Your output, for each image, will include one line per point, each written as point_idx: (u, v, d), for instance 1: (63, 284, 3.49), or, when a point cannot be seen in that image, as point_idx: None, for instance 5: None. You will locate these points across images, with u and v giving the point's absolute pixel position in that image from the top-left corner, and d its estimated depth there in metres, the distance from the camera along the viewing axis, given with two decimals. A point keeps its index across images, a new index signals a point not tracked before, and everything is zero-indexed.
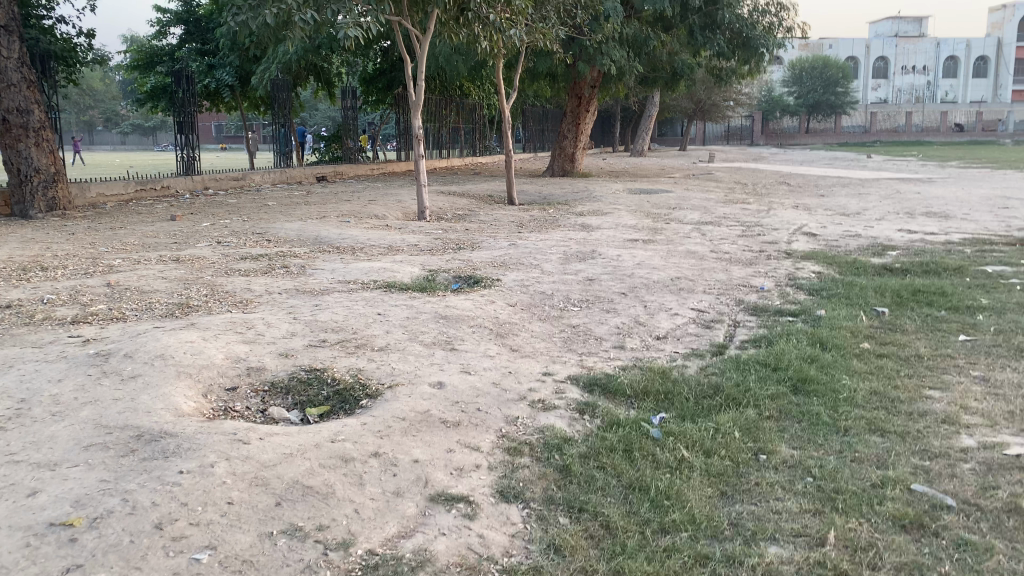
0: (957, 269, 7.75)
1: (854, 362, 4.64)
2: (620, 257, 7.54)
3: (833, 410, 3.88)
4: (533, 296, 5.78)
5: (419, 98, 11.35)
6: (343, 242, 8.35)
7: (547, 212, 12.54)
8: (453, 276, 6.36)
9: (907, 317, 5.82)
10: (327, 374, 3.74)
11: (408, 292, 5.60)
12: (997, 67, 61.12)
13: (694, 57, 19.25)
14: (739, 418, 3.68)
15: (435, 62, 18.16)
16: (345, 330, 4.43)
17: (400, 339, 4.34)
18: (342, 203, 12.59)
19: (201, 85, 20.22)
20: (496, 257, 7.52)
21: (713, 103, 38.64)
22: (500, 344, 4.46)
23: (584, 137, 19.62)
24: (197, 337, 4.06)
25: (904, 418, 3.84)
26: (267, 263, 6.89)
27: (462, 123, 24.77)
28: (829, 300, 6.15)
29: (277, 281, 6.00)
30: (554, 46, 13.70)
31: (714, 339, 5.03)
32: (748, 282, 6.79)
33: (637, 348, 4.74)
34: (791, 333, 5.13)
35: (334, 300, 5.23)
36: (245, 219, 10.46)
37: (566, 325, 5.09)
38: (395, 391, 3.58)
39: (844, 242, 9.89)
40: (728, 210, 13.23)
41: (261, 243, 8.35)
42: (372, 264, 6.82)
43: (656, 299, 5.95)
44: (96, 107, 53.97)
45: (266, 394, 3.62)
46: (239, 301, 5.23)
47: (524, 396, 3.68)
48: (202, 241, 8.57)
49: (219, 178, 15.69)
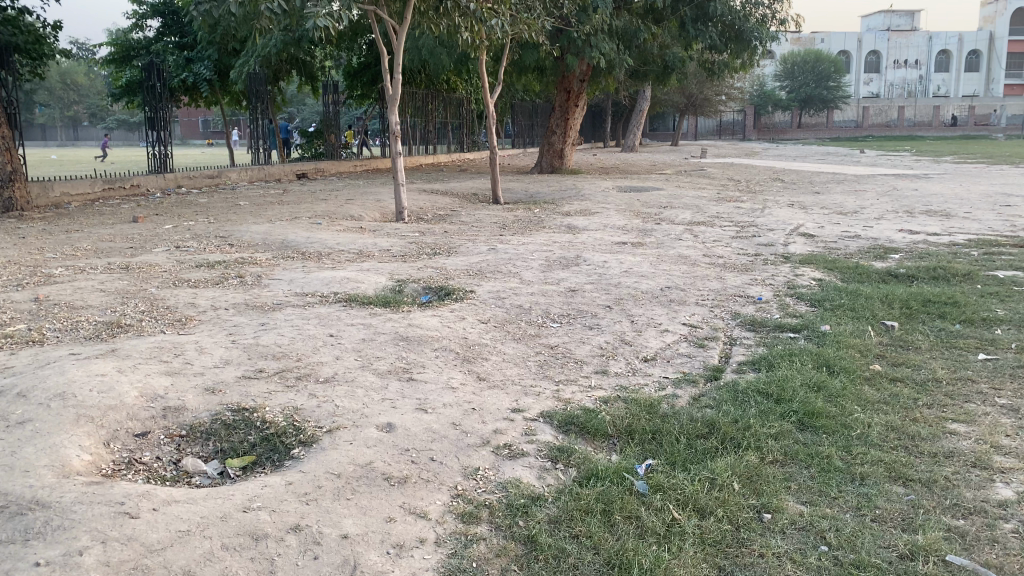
0: (967, 275, 7.28)
1: (865, 389, 4.13)
2: (606, 263, 7.04)
3: (845, 453, 3.36)
4: (508, 310, 5.25)
5: (397, 92, 10.77)
6: (310, 246, 7.82)
7: (531, 211, 12.04)
8: (422, 287, 5.83)
9: (919, 331, 5.32)
10: (257, 415, 3.19)
11: (370, 307, 5.07)
12: (990, 61, 60.79)
13: (686, 50, 18.72)
14: (737, 464, 3.16)
15: (418, 53, 17.66)
16: (288, 357, 3.89)
17: (350, 368, 3.79)
18: (317, 202, 12.06)
19: (178, 79, 19.54)
20: (472, 263, 6.98)
21: (705, 97, 38.16)
22: (466, 372, 3.92)
23: (573, 133, 19.08)
24: (111, 369, 3.49)
25: (927, 460, 3.33)
26: (221, 271, 6.35)
27: (449, 118, 24.20)
28: (834, 313, 5.63)
29: (227, 294, 5.45)
30: (540, 37, 13.22)
31: (708, 361, 4.53)
32: (744, 291, 6.28)
33: (621, 374, 4.20)
34: (795, 353, 4.61)
35: (283, 318, 4.68)
36: (213, 221, 9.89)
37: (543, 346, 4.55)
38: (334, 437, 3.04)
39: (844, 244, 9.40)
40: (721, 209, 12.76)
41: (222, 248, 7.79)
42: (336, 272, 6.27)
43: (643, 312, 5.43)
44: (81, 102, 53.17)
45: (183, 440, 3.07)
46: (176, 320, 4.67)
47: (487, 439, 3.15)
48: (160, 246, 8.01)
49: (194, 175, 15.11)
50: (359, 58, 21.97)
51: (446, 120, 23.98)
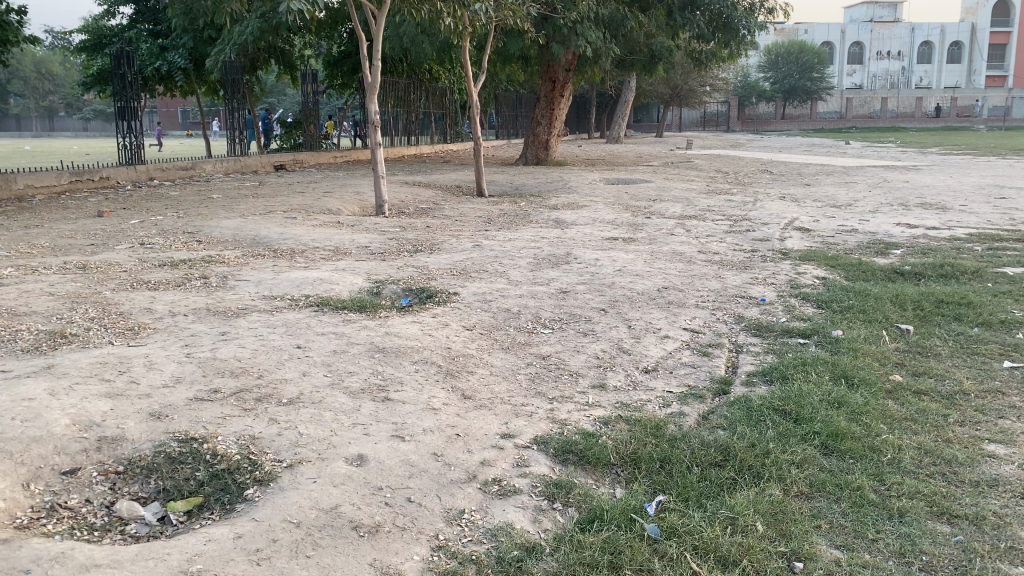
0: (975, 272, 6.94)
1: (889, 405, 3.74)
2: (599, 262, 6.64)
3: (879, 483, 2.97)
4: (494, 315, 4.84)
5: (376, 80, 10.30)
6: (283, 243, 7.36)
7: (517, 204, 11.63)
8: (401, 289, 5.40)
9: (936, 336, 4.94)
10: (207, 447, 2.76)
11: (344, 313, 4.64)
12: (973, 53, 60.04)
13: (673, 40, 18.37)
14: (759, 500, 2.76)
15: (398, 41, 17.22)
16: (248, 374, 3.46)
17: (318, 388, 3.36)
18: (293, 195, 11.59)
19: (152, 68, 18.81)
20: (456, 262, 6.56)
21: (689, 88, 37.84)
22: (449, 389, 3.50)
23: (559, 123, 18.64)
24: (41, 392, 3.04)
25: (971, 492, 2.94)
26: (184, 272, 5.89)
27: (431, 109, 23.70)
28: (844, 316, 5.24)
29: (188, 298, 4.99)
30: (524, 23, 12.81)
31: (715, 372, 4.13)
32: (745, 291, 5.89)
33: (621, 390, 3.79)
34: (808, 363, 4.22)
35: (247, 327, 4.24)
36: (182, 215, 9.41)
37: (534, 357, 4.14)
38: (296, 473, 2.64)
39: (842, 239, 9.05)
40: (711, 202, 12.42)
41: (189, 245, 7.33)
42: (309, 272, 5.82)
43: (641, 316, 5.04)
44: (58, 91, 52.21)
45: (119, 478, 2.62)
46: (128, 329, 4.21)
47: (472, 473, 2.73)
48: (123, 243, 7.53)
49: (166, 168, 14.54)
50: (339, 47, 21.37)
51: (428, 111, 23.50)
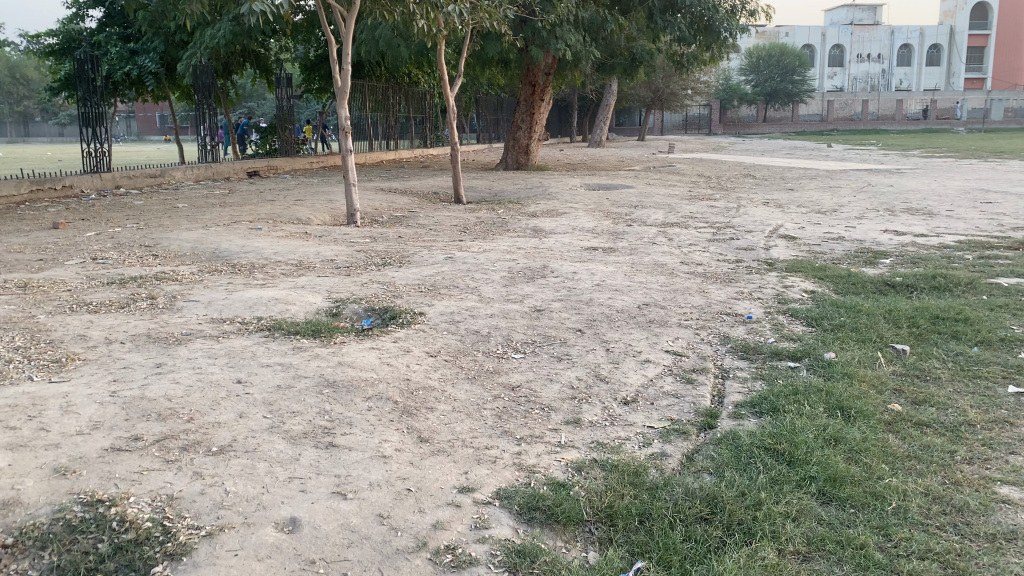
0: (970, 283, 6.65)
1: (889, 440, 3.41)
2: (577, 275, 6.30)
3: (884, 539, 2.63)
4: (462, 338, 4.47)
5: (346, 85, 9.92)
6: (244, 257, 6.97)
7: (495, 212, 11.29)
8: (363, 309, 5.03)
9: (934, 357, 4.62)
10: (115, 512, 2.38)
11: (294, 339, 4.25)
12: (950, 54, 60.39)
13: (654, 42, 18.19)
14: (750, 565, 2.42)
15: (374, 46, 16.84)
16: (177, 418, 3.07)
17: (254, 433, 2.98)
18: (264, 203, 11.19)
19: (121, 72, 18.14)
20: (425, 276, 6.20)
21: (672, 92, 37.74)
22: (404, 430, 3.13)
23: (539, 128, 18.30)
24: None
25: (987, 548, 2.61)
26: (130, 291, 5.49)
27: (411, 113, 23.33)
28: (835, 336, 4.91)
29: (128, 322, 4.59)
30: (502, 25, 12.48)
31: (700, 403, 3.79)
32: (731, 308, 5.55)
33: (597, 426, 3.44)
34: (800, 391, 3.88)
35: (186, 358, 3.85)
36: (142, 226, 8.99)
37: (502, 387, 3.77)
38: (215, 544, 2.27)
39: (828, 247, 8.78)
40: (694, 208, 12.15)
41: (143, 260, 6.91)
42: (265, 291, 5.43)
43: (620, 337, 4.70)
44: (33, 96, 51.38)
45: (5, 553, 2.23)
46: (53, 361, 3.80)
47: (421, 540, 2.37)
48: (74, 258, 7.11)
49: (133, 175, 14.04)
50: (316, 50, 20.94)
51: (408, 115, 23.13)
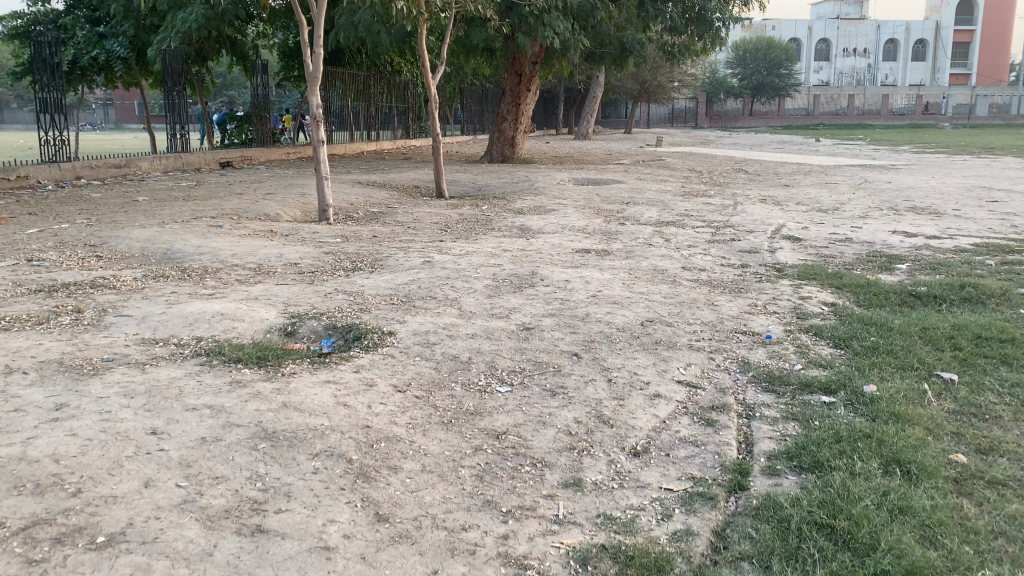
0: (1004, 294, 5.99)
1: (964, 508, 2.73)
2: (570, 284, 5.62)
3: None
4: (438, 365, 3.78)
5: (318, 72, 9.17)
6: (197, 259, 6.24)
7: (479, 208, 10.61)
8: (323, 326, 4.32)
9: (988, 388, 3.96)
10: None
11: (233, 369, 3.53)
12: (935, 50, 59.30)
13: (644, 31, 17.44)
14: None
15: (353, 31, 16.01)
16: (60, 490, 2.36)
17: (158, 513, 2.27)
18: (232, 197, 10.46)
19: (86, 56, 17.10)
20: (399, 284, 5.47)
21: (659, 84, 36.93)
22: (357, 504, 2.43)
23: (525, 119, 17.62)
24: None
25: None
26: (55, 303, 4.74)
27: (393, 102, 22.57)
28: (871, 362, 4.23)
29: (39, 345, 3.84)
30: (487, 11, 11.72)
31: (726, 453, 3.11)
32: (746, 325, 4.88)
33: (602, 489, 2.75)
34: (846, 439, 3.21)
35: (97, 396, 3.12)
36: (92, 222, 8.23)
37: (485, 435, 3.07)
38: None
39: (838, 250, 8.13)
40: (689, 205, 11.49)
41: (84, 263, 6.15)
42: (213, 303, 4.70)
43: (624, 363, 4.02)
44: None
45: None
46: None
47: None
48: (6, 259, 6.35)
49: (95, 165, 13.20)
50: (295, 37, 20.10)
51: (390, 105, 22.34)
